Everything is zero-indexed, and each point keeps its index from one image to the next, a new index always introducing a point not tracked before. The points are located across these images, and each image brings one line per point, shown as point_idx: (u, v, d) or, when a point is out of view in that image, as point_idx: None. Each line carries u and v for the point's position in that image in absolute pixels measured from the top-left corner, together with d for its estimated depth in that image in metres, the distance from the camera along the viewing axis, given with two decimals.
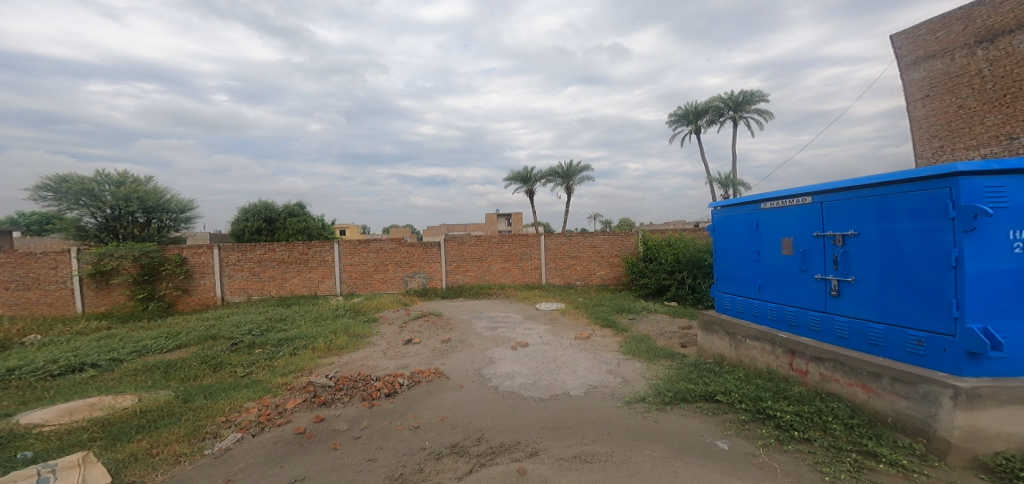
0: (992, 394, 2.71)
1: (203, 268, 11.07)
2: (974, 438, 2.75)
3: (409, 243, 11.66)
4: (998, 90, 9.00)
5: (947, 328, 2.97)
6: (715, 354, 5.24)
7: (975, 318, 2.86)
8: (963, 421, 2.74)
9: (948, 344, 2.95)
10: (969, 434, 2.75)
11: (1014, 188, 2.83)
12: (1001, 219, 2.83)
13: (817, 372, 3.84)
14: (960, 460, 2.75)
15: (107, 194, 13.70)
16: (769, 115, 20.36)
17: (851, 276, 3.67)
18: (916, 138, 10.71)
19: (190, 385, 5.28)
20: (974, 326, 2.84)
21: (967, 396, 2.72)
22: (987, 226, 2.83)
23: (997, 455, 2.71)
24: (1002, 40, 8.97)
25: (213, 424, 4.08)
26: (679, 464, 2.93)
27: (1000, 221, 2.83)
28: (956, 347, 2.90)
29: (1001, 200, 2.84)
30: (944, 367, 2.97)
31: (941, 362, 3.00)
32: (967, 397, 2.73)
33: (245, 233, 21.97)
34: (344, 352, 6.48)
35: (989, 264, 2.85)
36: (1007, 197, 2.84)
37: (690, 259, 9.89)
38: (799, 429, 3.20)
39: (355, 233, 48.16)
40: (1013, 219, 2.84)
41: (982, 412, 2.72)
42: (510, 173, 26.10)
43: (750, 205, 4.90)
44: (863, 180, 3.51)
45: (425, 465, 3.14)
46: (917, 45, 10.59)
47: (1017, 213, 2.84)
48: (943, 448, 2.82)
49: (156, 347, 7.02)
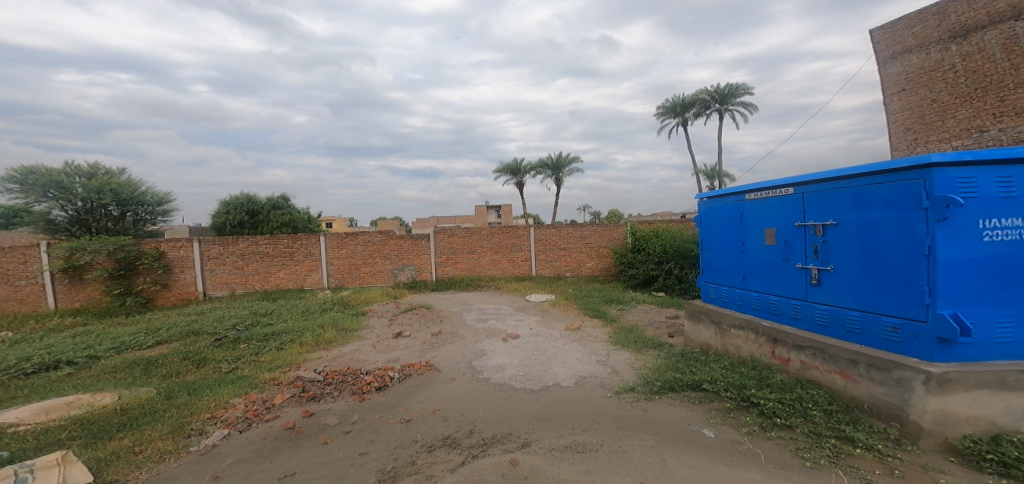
0: (962, 379, 2.81)
1: (183, 262, 10.80)
2: (945, 422, 2.86)
3: (397, 235, 11.58)
4: (969, 84, 9.28)
5: (919, 314, 3.07)
6: (702, 343, 5.33)
7: (946, 305, 2.95)
8: (934, 406, 2.85)
9: (921, 330, 3.05)
10: (940, 418, 2.85)
11: (984, 179, 2.91)
12: (972, 209, 2.92)
13: (798, 359, 3.94)
14: (931, 444, 2.86)
15: (77, 186, 13.19)
16: (753, 108, 20.70)
17: (830, 265, 3.76)
18: (891, 131, 10.99)
19: (172, 382, 5.17)
20: (945, 312, 2.93)
21: (938, 381, 2.83)
22: (959, 215, 2.92)
23: (965, 438, 2.82)
24: (974, 36, 9.20)
25: (198, 420, 4.01)
26: (668, 452, 2.98)
27: (971, 211, 2.92)
28: (928, 333, 3.00)
29: (972, 190, 2.92)
30: (917, 353, 3.07)
31: (913, 348, 3.10)
32: (938, 382, 2.83)
33: (226, 227, 21.61)
34: (333, 346, 6.42)
35: (960, 252, 2.94)
36: (978, 188, 2.92)
37: (678, 250, 10.03)
38: (781, 416, 3.29)
39: (342, 226, 47.65)
40: (983, 209, 2.92)
41: (953, 397, 2.82)
42: (500, 165, 26.01)
43: (735, 196, 4.97)
44: (842, 171, 3.59)
45: (417, 457, 3.14)
46: (895, 40, 10.78)
47: (986, 203, 2.93)
48: (916, 432, 2.92)
49: (135, 343, 6.84)
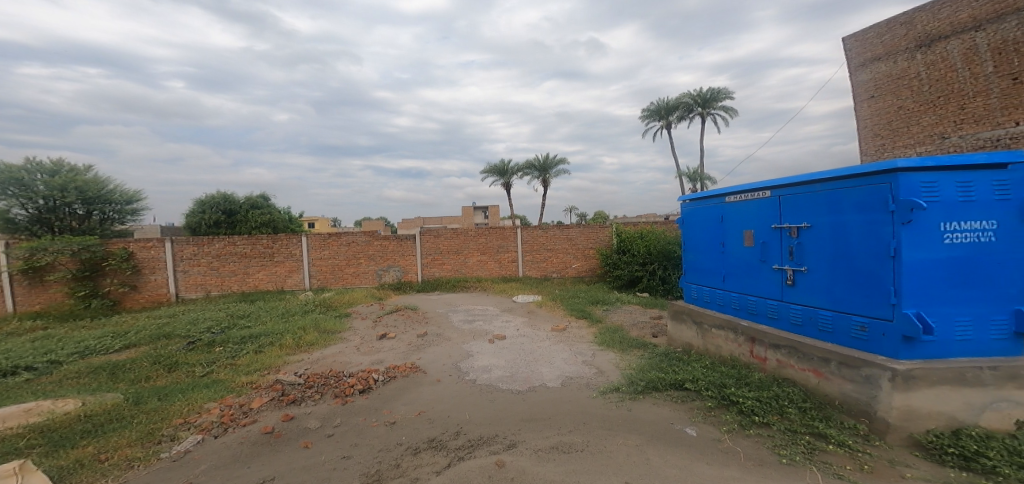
0: (924, 376, 2.94)
1: (153, 263, 10.45)
2: (909, 417, 2.98)
3: (382, 235, 11.45)
4: (933, 93, 9.72)
5: (885, 313, 3.19)
6: (684, 343, 5.43)
7: (910, 304, 3.07)
8: (899, 402, 2.96)
9: (887, 328, 3.17)
10: (905, 414, 2.97)
11: (946, 183, 3.04)
12: (934, 213, 3.05)
13: (774, 358, 4.05)
14: (897, 439, 2.98)
15: (39, 183, 12.67)
16: (734, 112, 21.23)
17: (804, 266, 3.88)
18: (861, 136, 11.40)
19: (141, 387, 4.99)
20: (909, 312, 3.05)
21: (903, 377, 2.95)
22: (922, 218, 3.04)
23: (928, 433, 2.94)
24: (937, 45, 9.61)
25: (169, 426, 3.89)
26: (652, 451, 3.02)
27: (933, 214, 3.05)
28: (894, 332, 3.11)
29: (935, 194, 3.05)
30: (883, 351, 3.19)
31: (880, 346, 3.22)
32: (903, 379, 2.94)
33: (201, 227, 20.99)
34: (315, 348, 6.30)
35: (924, 254, 3.06)
36: (940, 192, 3.05)
37: (661, 251, 10.19)
38: (759, 414, 3.38)
39: (325, 227, 46.90)
40: (944, 212, 3.05)
41: (917, 393, 2.94)
42: (486, 166, 25.98)
43: (715, 199, 5.07)
44: (816, 175, 3.70)
45: (402, 460, 3.10)
46: (866, 48, 11.12)
47: (948, 207, 3.06)
48: (884, 428, 3.03)
49: (101, 348, 6.58)
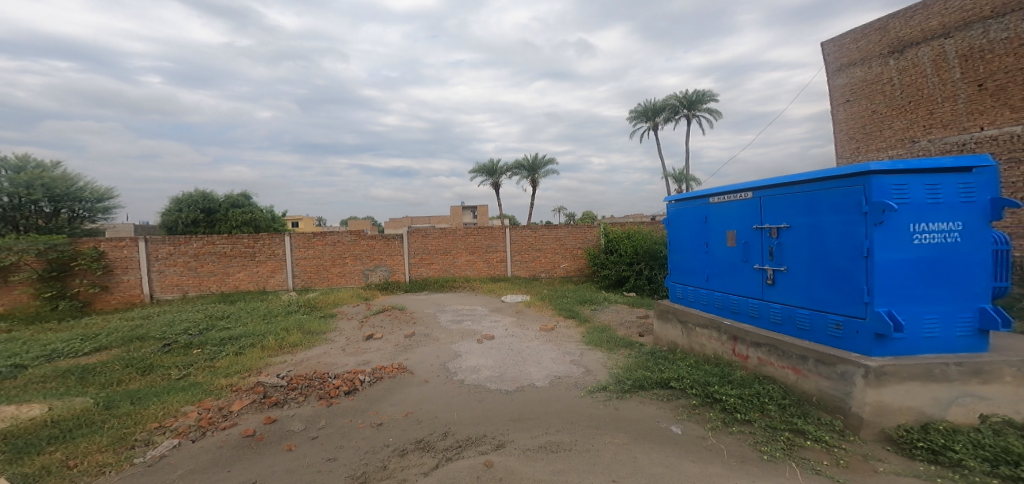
0: (895, 372, 3.03)
1: (126, 263, 10.12)
2: (882, 412, 3.07)
3: (369, 235, 11.30)
4: (904, 98, 10.07)
5: (859, 312, 3.28)
6: (670, 342, 5.50)
7: (883, 303, 3.17)
8: (872, 398, 3.05)
9: (860, 326, 3.26)
10: (878, 409, 3.06)
11: (916, 186, 3.15)
12: (905, 214, 3.15)
13: (755, 356, 4.13)
14: (870, 434, 3.06)
15: (3, 180, 12.18)
16: (718, 114, 21.63)
17: (784, 266, 3.97)
18: (837, 139, 11.71)
19: (112, 391, 4.82)
20: (881, 310, 3.15)
21: (875, 374, 3.03)
22: (893, 219, 3.14)
23: (899, 427, 3.04)
24: (909, 52, 9.93)
25: (143, 431, 3.76)
26: (639, 450, 3.05)
27: (904, 215, 3.15)
28: (866, 330, 3.21)
29: (906, 197, 3.15)
30: (857, 348, 3.29)
31: (854, 344, 3.32)
32: (876, 375, 3.03)
33: (178, 226, 20.37)
34: (298, 350, 6.19)
35: (895, 254, 3.16)
36: (910, 194, 3.15)
37: (648, 251, 10.31)
38: (741, 411, 3.44)
39: (309, 226, 46.14)
40: (914, 214, 3.16)
41: (888, 389, 3.04)
42: (475, 165, 25.93)
43: (700, 200, 5.15)
44: (794, 177, 3.79)
45: (389, 462, 3.06)
46: (842, 53, 11.38)
47: (917, 208, 3.16)
48: (858, 423, 3.12)
49: (70, 351, 6.34)
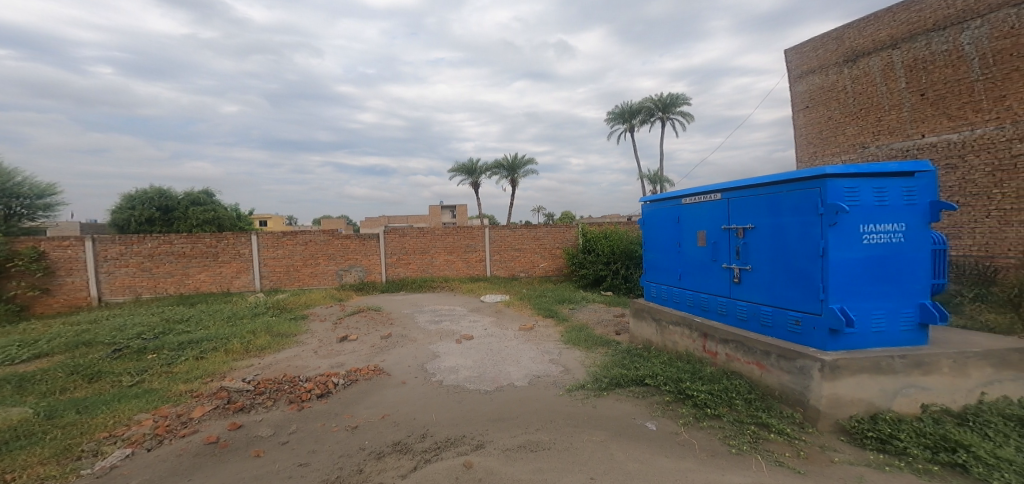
0: (849, 365, 3.20)
1: (70, 263, 9.44)
2: (836, 404, 3.22)
3: (343, 234, 11.01)
4: (856, 105, 10.68)
5: (815, 308, 3.45)
6: (645, 340, 5.61)
7: (836, 300, 3.34)
8: (828, 391, 3.21)
9: (816, 322, 3.43)
10: (833, 401, 3.22)
11: (866, 189, 3.33)
12: (856, 216, 3.33)
13: (724, 352, 4.27)
14: (827, 425, 3.22)
15: None
16: (690, 117, 22.30)
17: (749, 265, 4.12)
18: (797, 143, 12.31)
19: (55, 400, 4.49)
20: (835, 306, 3.32)
21: (830, 367, 3.19)
22: (846, 221, 3.31)
23: (852, 419, 3.21)
24: (861, 61, 10.53)
25: (91, 441, 3.52)
26: (615, 447, 3.09)
27: (855, 217, 3.33)
28: (822, 325, 3.38)
29: (858, 199, 3.33)
30: (814, 343, 3.45)
31: (811, 339, 3.48)
32: (831, 369, 3.19)
33: (131, 225, 18.83)
34: (266, 353, 5.96)
35: (847, 253, 3.34)
36: (862, 197, 3.33)
37: (624, 251, 10.49)
38: (711, 406, 3.55)
39: (279, 225, 44.49)
40: (865, 215, 3.34)
41: (843, 382, 3.20)
42: (453, 164, 25.76)
43: (673, 200, 5.29)
44: (759, 179, 3.94)
45: (364, 465, 2.99)
46: (803, 60, 11.96)
47: (868, 210, 3.35)
48: (815, 415, 3.27)
49: (6, 358, 5.86)
